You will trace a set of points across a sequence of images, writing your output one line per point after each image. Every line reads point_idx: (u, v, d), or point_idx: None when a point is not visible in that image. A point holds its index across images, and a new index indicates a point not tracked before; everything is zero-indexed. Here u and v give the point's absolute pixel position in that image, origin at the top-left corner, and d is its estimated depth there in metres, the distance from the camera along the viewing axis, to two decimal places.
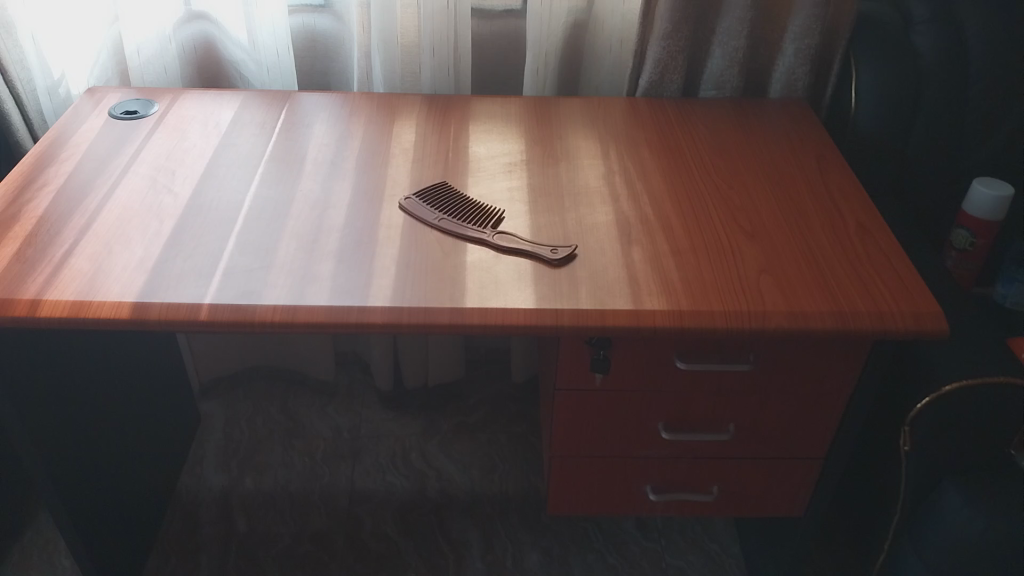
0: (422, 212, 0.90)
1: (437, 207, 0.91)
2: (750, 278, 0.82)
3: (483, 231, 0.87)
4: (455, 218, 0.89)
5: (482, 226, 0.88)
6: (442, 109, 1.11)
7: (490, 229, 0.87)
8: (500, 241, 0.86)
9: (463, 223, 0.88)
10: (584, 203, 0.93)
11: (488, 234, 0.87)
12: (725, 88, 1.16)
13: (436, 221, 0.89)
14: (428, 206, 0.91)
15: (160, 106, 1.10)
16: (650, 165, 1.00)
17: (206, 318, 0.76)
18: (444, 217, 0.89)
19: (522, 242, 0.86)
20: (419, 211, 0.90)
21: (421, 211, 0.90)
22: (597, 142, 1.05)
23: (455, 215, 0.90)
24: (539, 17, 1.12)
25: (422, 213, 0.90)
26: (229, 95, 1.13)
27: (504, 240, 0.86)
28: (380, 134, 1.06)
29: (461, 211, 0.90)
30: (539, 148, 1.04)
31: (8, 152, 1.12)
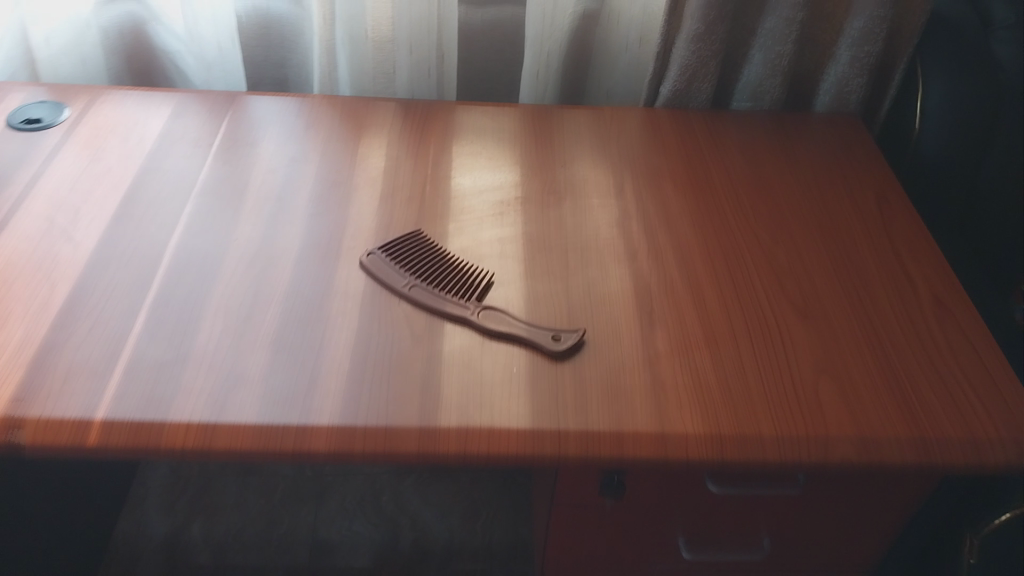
0: (389, 273, 0.71)
1: (407, 268, 0.72)
2: (808, 381, 0.63)
3: (464, 305, 0.68)
4: (429, 285, 0.70)
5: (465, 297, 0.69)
6: (421, 123, 0.91)
7: (473, 303, 0.69)
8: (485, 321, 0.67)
9: (440, 293, 0.70)
10: (594, 263, 0.74)
11: (471, 309, 0.68)
12: (764, 99, 0.96)
13: (405, 290, 0.70)
14: (395, 265, 0.72)
15: (72, 112, 0.89)
16: (676, 208, 0.81)
17: (95, 444, 0.59)
18: (416, 284, 0.70)
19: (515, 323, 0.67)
20: (385, 272, 0.71)
21: (388, 272, 0.71)
22: (608, 173, 0.85)
23: (430, 280, 0.71)
24: (540, 10, 0.91)
25: (388, 275, 0.71)
26: (159, 99, 0.92)
27: (491, 320, 0.67)
28: (341, 156, 0.85)
29: (437, 274, 0.71)
30: (537, 179, 0.84)
31: None
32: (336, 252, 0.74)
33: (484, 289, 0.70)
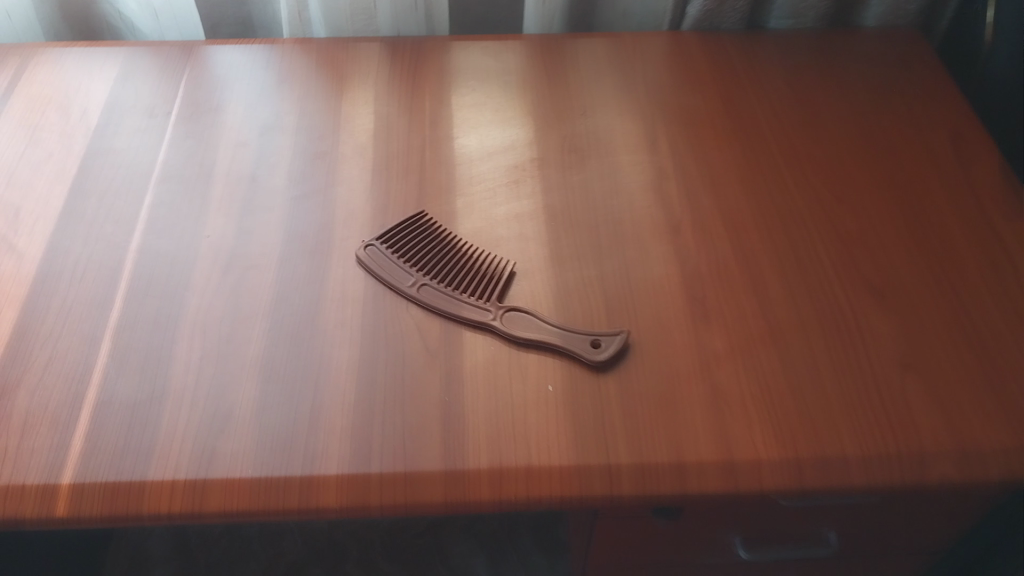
0: (393, 271, 0.61)
1: (413, 262, 0.62)
2: (893, 378, 0.54)
3: (484, 309, 0.59)
4: (440, 284, 0.60)
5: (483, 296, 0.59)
6: (412, 68, 0.78)
7: (494, 305, 0.59)
8: (510, 327, 0.58)
9: (455, 294, 0.60)
10: (629, 244, 0.64)
11: (492, 314, 0.58)
12: (807, 17, 0.83)
13: (414, 292, 0.60)
14: (399, 260, 0.62)
15: (2, 79, 0.75)
16: (718, 163, 0.70)
17: (65, 515, 0.49)
18: (425, 283, 0.60)
19: (545, 328, 0.57)
20: (387, 270, 0.61)
21: (391, 268, 0.61)
22: (636, 121, 0.73)
23: (441, 277, 0.61)
24: None
25: (392, 274, 0.61)
26: (104, 57, 0.78)
27: (517, 326, 0.58)
28: (323, 119, 0.73)
29: (449, 269, 0.61)
30: (554, 134, 0.72)
31: None
32: (327, 246, 0.63)
33: (505, 285, 0.60)
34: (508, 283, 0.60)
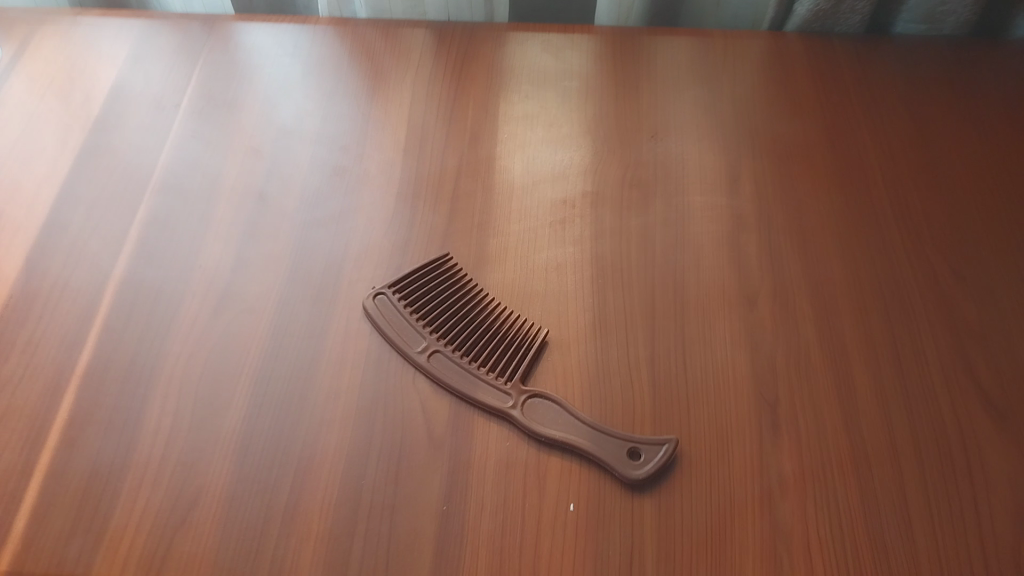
0: (403, 331, 0.52)
1: (427, 320, 0.52)
2: (1001, 536, 0.44)
3: (504, 393, 0.49)
4: (456, 352, 0.51)
5: (504, 373, 0.50)
6: (460, 63, 0.67)
7: (515, 386, 0.49)
8: (531, 417, 0.48)
9: (471, 368, 0.50)
10: (691, 318, 0.52)
11: (512, 401, 0.49)
12: (944, 23, 0.68)
13: (423, 360, 0.50)
14: (412, 316, 0.52)
15: (7, 52, 0.68)
16: (812, 214, 0.57)
17: None
18: (437, 348, 0.51)
19: (574, 424, 0.48)
20: (396, 327, 0.52)
21: (399, 326, 0.52)
22: (717, 150, 0.61)
23: (458, 342, 0.51)
24: None
25: (400, 333, 0.52)
26: (116, 32, 0.70)
27: (539, 418, 0.48)
28: (349, 124, 0.63)
29: (467, 332, 0.52)
30: (615, 161, 0.60)
31: None
32: (332, 290, 0.54)
33: (532, 360, 0.50)
34: (536, 358, 0.50)
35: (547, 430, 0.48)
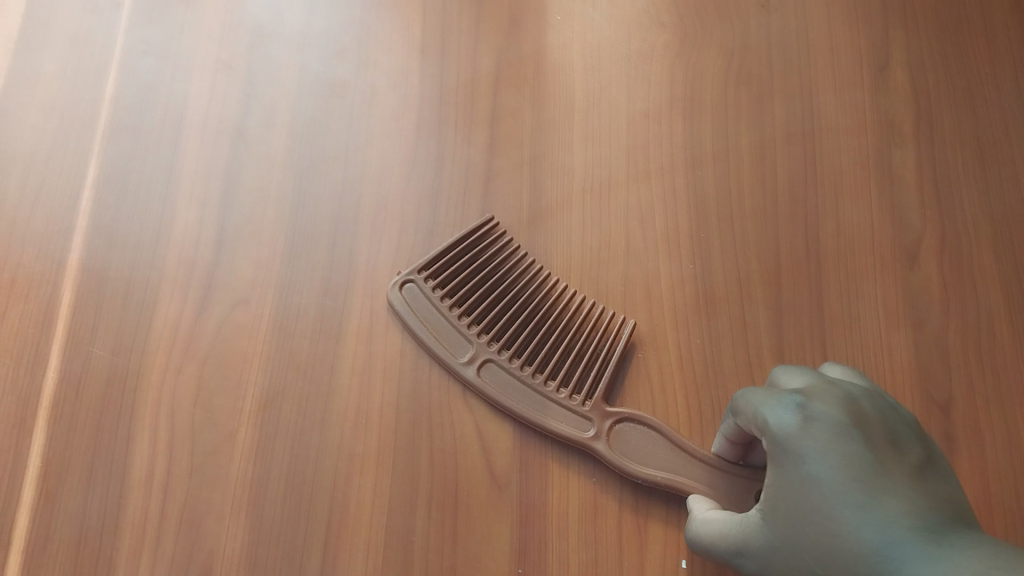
0: (446, 336, 0.39)
1: (471, 317, 0.40)
2: None
3: (582, 419, 0.37)
4: (515, 363, 0.38)
5: (578, 387, 0.38)
6: None
7: (598, 407, 0.37)
8: (623, 451, 0.36)
9: (538, 386, 0.38)
10: (829, 280, 0.39)
11: (593, 429, 0.37)
12: None
13: (475, 378, 0.38)
14: (453, 312, 0.40)
15: None
16: (989, 110, 0.42)
17: None
18: (487, 356, 0.39)
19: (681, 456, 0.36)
20: (432, 331, 0.39)
21: (436, 328, 0.40)
22: (849, 24, 0.44)
23: (516, 347, 0.39)
24: None
25: (438, 338, 0.39)
26: None
27: (633, 453, 0.36)
28: (344, 16, 0.47)
29: (525, 330, 0.39)
30: (711, 48, 0.44)
31: None
32: (346, 266, 0.42)
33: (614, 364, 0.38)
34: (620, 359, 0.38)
35: (645, 468, 0.36)
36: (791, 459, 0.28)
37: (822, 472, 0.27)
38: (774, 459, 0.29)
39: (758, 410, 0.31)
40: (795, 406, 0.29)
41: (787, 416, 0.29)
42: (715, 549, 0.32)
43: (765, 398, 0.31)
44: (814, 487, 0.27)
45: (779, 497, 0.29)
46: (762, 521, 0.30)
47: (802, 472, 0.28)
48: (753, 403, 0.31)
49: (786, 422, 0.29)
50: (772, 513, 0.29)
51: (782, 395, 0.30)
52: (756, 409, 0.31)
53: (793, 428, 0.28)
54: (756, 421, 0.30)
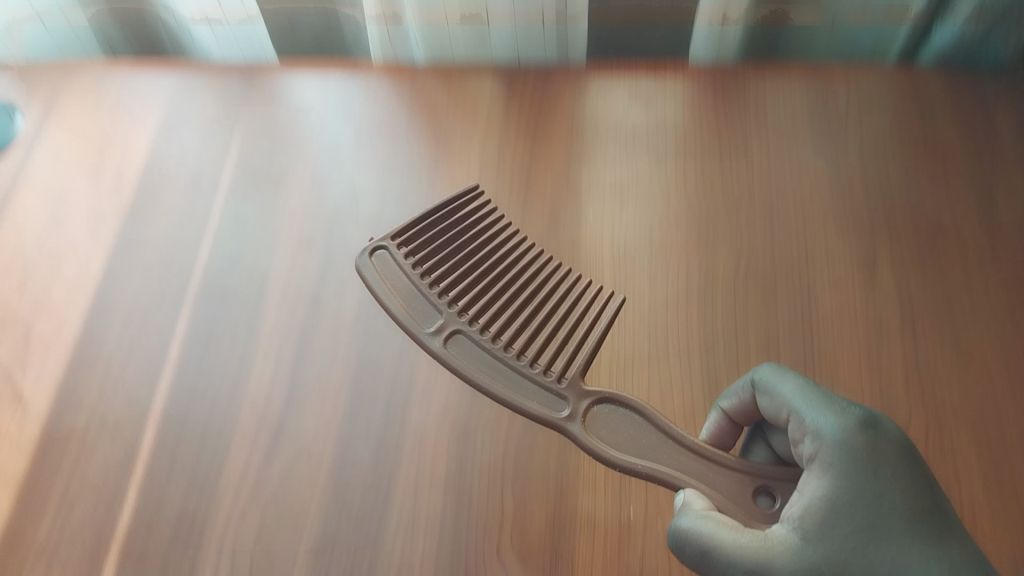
0: (416, 306, 0.47)
1: (441, 289, 0.48)
2: None
3: (545, 379, 0.44)
4: (483, 329, 0.46)
5: (546, 358, 0.46)
6: (535, 128, 0.58)
7: (569, 393, 0.44)
8: (583, 417, 0.43)
9: (499, 343, 0.46)
10: None
11: (557, 385, 0.44)
12: None
13: (438, 347, 0.46)
14: (416, 271, 0.48)
15: (31, 123, 0.61)
16: (968, 323, 0.48)
17: None
18: (460, 331, 0.46)
19: (659, 441, 0.42)
20: (411, 304, 0.47)
21: (410, 304, 0.47)
22: (844, 241, 0.51)
23: (482, 319, 0.46)
24: None
25: (415, 310, 0.47)
26: (147, 89, 0.62)
27: (589, 421, 0.43)
28: (408, 207, 0.55)
29: (497, 310, 0.47)
30: (724, 254, 0.51)
31: None
32: (397, 426, 0.47)
33: (586, 362, 0.45)
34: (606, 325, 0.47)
35: (625, 453, 0.42)
36: (870, 484, 0.35)
37: (890, 491, 0.35)
38: (840, 478, 0.36)
39: (836, 446, 0.36)
40: (865, 421, 0.37)
41: (857, 431, 0.37)
42: (733, 553, 0.36)
43: (816, 406, 0.38)
44: (884, 508, 0.35)
45: (844, 511, 0.35)
46: (803, 534, 0.36)
47: (875, 492, 0.35)
48: (825, 420, 0.37)
49: (858, 445, 0.36)
50: (829, 527, 0.35)
51: (861, 432, 0.37)
52: (834, 443, 0.37)
53: (864, 448, 0.36)
54: (825, 435, 0.37)
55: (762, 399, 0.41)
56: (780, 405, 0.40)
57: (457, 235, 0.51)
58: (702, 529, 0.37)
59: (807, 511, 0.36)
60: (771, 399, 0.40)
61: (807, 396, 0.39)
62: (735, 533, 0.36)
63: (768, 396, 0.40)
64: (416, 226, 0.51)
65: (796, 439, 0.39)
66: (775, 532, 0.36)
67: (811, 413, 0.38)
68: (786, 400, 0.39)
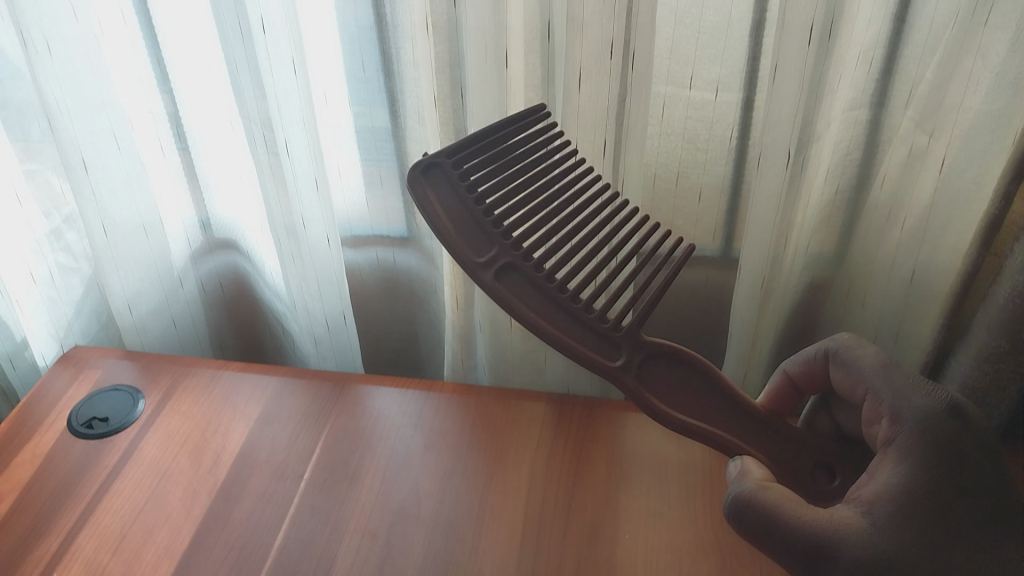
0: (460, 224, 0.47)
1: (496, 216, 0.48)
2: None
3: (613, 355, 0.49)
4: (549, 284, 0.48)
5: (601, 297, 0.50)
6: (580, 453, 0.63)
7: (624, 331, 0.49)
8: (633, 364, 0.49)
9: (560, 300, 0.48)
10: None
11: (617, 345, 0.49)
12: None
13: (493, 282, 0.47)
14: (476, 207, 0.48)
15: (149, 403, 0.70)
16: None
17: None
18: (516, 267, 0.48)
19: (713, 390, 0.50)
20: (468, 235, 0.47)
21: (466, 230, 0.47)
22: None
23: (541, 256, 0.49)
24: (768, 282, 0.67)
25: (474, 237, 0.47)
26: (251, 389, 0.71)
27: (635, 372, 0.49)
28: (466, 509, 0.59)
29: (553, 245, 0.50)
30: None
31: (31, 375, 0.80)
32: None
33: (645, 312, 0.49)
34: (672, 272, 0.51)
35: (679, 411, 0.49)
36: (950, 465, 0.43)
37: (960, 496, 0.43)
38: (928, 473, 0.43)
39: (914, 435, 0.44)
40: (954, 409, 0.44)
41: (949, 417, 0.44)
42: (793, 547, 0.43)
43: (912, 393, 0.46)
44: (954, 496, 0.43)
45: (916, 501, 0.42)
46: (887, 514, 0.43)
47: (947, 482, 0.43)
48: (922, 407, 0.45)
49: (944, 450, 0.43)
50: (905, 513, 0.42)
51: (945, 421, 0.44)
52: (914, 426, 0.44)
53: (949, 426, 0.44)
54: (917, 407, 0.45)
55: (839, 370, 0.50)
56: (859, 384, 0.48)
57: (523, 153, 0.51)
58: (763, 499, 0.44)
59: (882, 491, 0.44)
60: (850, 371, 0.49)
61: (885, 375, 0.47)
62: (799, 509, 0.44)
63: (846, 366, 0.50)
64: (482, 138, 0.50)
65: (875, 415, 0.47)
66: (862, 516, 0.43)
67: (892, 392, 0.46)
68: (863, 378, 0.48)
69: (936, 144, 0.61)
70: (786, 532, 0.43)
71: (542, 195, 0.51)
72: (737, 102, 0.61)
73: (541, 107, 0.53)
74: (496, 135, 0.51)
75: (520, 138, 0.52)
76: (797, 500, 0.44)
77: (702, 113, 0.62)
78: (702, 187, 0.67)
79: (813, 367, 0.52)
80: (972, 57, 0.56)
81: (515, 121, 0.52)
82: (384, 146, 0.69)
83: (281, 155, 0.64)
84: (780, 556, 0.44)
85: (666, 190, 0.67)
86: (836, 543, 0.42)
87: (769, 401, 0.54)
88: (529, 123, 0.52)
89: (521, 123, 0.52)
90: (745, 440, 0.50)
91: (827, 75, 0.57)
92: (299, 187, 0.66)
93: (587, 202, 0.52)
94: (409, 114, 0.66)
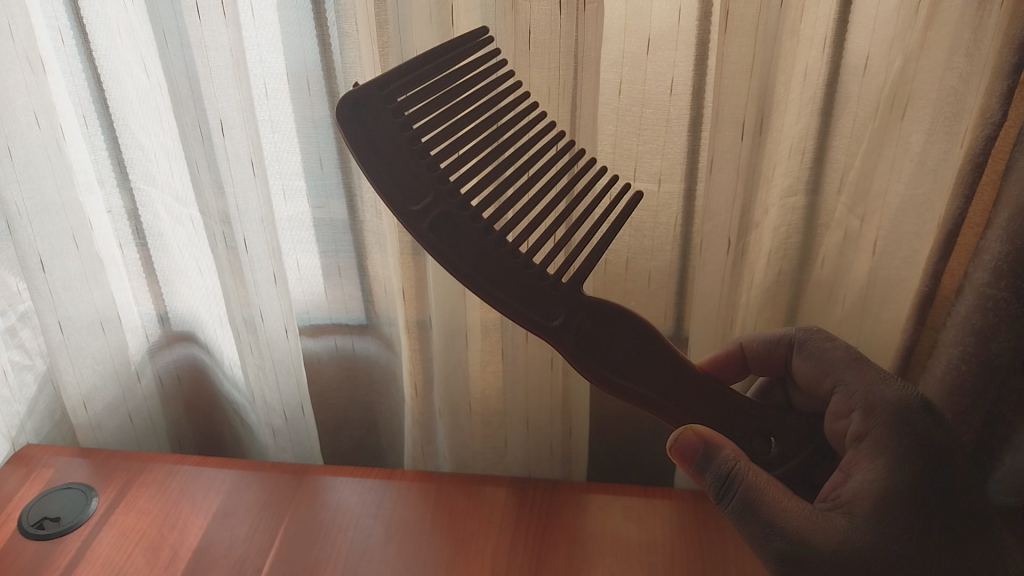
0: (394, 161, 0.43)
1: (434, 155, 0.44)
2: None
3: (555, 309, 0.45)
4: (487, 234, 0.44)
5: (535, 245, 0.47)
6: (541, 535, 0.64)
7: (563, 285, 0.45)
8: (572, 326, 0.45)
9: (500, 249, 0.44)
10: None
11: (558, 297, 0.45)
12: None
13: (428, 229, 0.43)
14: (412, 144, 0.44)
15: (103, 499, 0.68)
16: None
17: None
18: (451, 214, 0.43)
19: (654, 358, 0.47)
20: (401, 178, 0.43)
21: (400, 172, 0.43)
22: None
23: (479, 203, 0.45)
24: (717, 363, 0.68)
25: (409, 179, 0.43)
26: (209, 482, 0.70)
27: (575, 337, 0.45)
28: None
29: (487, 187, 0.46)
30: None
31: None
32: None
33: (584, 269, 0.47)
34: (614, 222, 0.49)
35: (622, 376, 0.46)
36: (928, 456, 0.47)
37: (937, 481, 0.46)
38: (904, 467, 0.47)
39: (887, 429, 0.48)
40: (924, 407, 0.49)
41: (921, 414, 0.48)
42: (762, 531, 0.46)
43: (883, 399, 0.49)
44: (933, 481, 0.46)
45: (898, 489, 0.46)
46: (870, 513, 0.46)
47: (923, 470, 0.46)
48: (894, 409, 0.49)
49: (922, 442, 0.47)
50: (883, 508, 0.46)
51: (916, 410, 0.48)
52: (886, 422, 0.48)
53: (921, 422, 0.48)
54: (890, 412, 0.49)
55: (805, 360, 0.54)
56: (828, 376, 0.52)
57: (456, 89, 0.48)
58: (755, 481, 0.47)
59: (861, 490, 0.47)
60: (820, 362, 0.53)
61: (857, 370, 0.52)
62: (779, 497, 0.47)
63: (814, 358, 0.53)
64: (417, 66, 0.46)
65: (844, 410, 0.51)
66: (845, 517, 0.46)
67: (866, 387, 0.50)
68: (835, 371, 0.52)
69: (868, 227, 0.65)
70: (767, 513, 0.46)
71: (478, 132, 0.48)
72: (680, 191, 0.65)
73: (479, 33, 0.49)
74: (429, 65, 0.47)
75: (453, 69, 0.48)
76: (777, 487, 0.47)
77: (648, 202, 0.65)
78: (652, 271, 0.69)
79: (771, 346, 0.56)
80: (895, 147, 0.61)
81: (449, 48, 0.47)
82: (342, 236, 0.70)
83: (239, 249, 0.65)
84: (748, 533, 0.46)
85: (618, 274, 0.70)
86: (812, 534, 0.46)
87: (715, 363, 0.57)
88: (468, 52, 0.48)
89: (454, 53, 0.48)
90: (680, 412, 0.48)
91: (761, 165, 0.61)
92: (258, 281, 0.67)
93: (525, 145, 0.49)
94: (366, 206, 0.68)
